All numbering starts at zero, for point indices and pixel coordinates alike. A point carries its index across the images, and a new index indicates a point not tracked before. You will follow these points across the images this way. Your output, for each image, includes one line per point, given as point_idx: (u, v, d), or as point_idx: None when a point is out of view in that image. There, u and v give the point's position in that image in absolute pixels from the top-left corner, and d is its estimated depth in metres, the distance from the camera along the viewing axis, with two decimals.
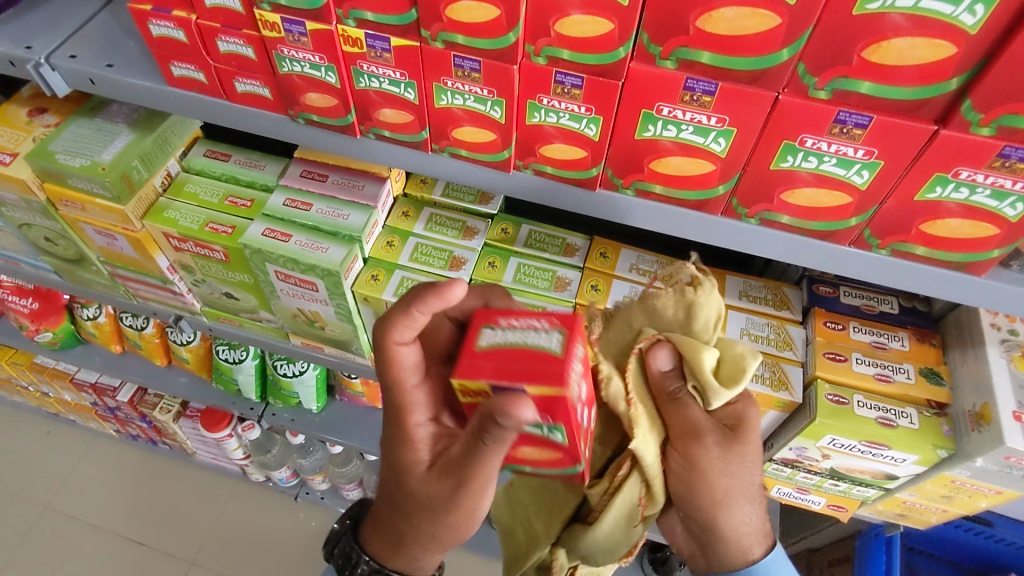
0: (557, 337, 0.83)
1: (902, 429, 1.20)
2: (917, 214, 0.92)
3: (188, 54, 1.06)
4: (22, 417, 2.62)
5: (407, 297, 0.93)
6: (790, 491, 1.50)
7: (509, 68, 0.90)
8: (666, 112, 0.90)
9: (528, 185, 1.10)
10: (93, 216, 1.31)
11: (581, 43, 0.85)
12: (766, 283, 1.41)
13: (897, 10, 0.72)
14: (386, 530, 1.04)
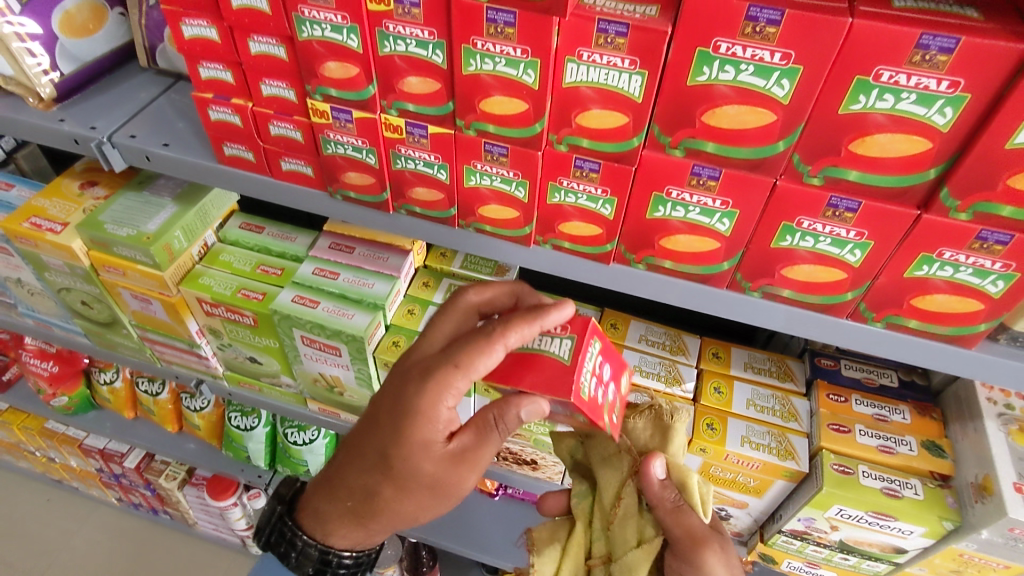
0: (568, 344, 0.75)
1: (906, 501, 0.93)
2: (902, 289, 0.75)
3: (240, 136, 0.91)
4: (21, 484, 2.41)
5: (506, 322, 0.74)
6: (801, 566, 1.15)
7: (440, 135, 0.79)
8: (566, 183, 0.78)
9: (483, 246, 0.91)
10: (134, 281, 1.17)
11: (509, 119, 0.74)
12: (768, 353, 1.14)
13: (877, 111, 0.62)
14: (340, 498, 0.89)
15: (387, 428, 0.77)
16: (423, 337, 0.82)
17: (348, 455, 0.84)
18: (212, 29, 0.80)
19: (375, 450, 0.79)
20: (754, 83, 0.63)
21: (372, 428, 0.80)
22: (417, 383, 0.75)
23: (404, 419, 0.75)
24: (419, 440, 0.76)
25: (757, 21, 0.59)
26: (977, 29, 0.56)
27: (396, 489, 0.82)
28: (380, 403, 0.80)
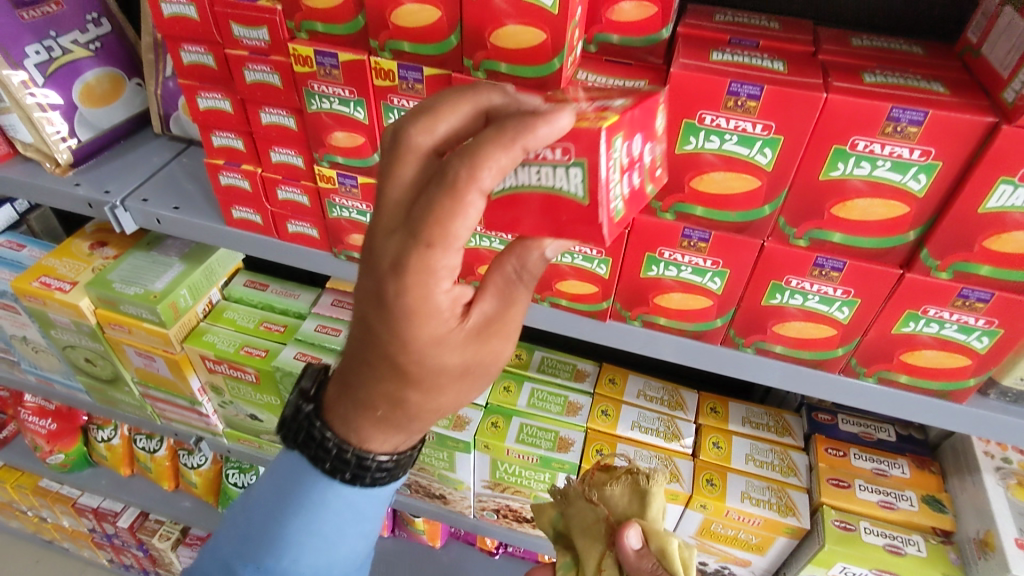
0: (579, 172, 0.52)
1: (910, 560, 0.92)
2: (891, 345, 0.76)
3: (248, 199, 0.95)
4: (10, 545, 2.35)
5: (472, 156, 0.42)
6: None
7: None
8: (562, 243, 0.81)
9: None
10: (138, 339, 1.19)
11: None
12: (766, 407, 1.15)
13: (855, 178, 0.65)
14: (369, 407, 0.56)
15: (387, 332, 0.49)
16: (376, 210, 0.48)
17: (351, 372, 0.55)
18: (226, 101, 0.84)
19: (380, 362, 0.52)
20: (738, 151, 0.67)
21: (363, 335, 0.52)
22: (388, 273, 0.46)
23: (398, 323, 0.48)
24: (430, 338, 0.50)
25: (738, 95, 0.63)
26: (943, 102, 0.60)
27: (428, 391, 0.53)
28: (365, 298, 0.50)
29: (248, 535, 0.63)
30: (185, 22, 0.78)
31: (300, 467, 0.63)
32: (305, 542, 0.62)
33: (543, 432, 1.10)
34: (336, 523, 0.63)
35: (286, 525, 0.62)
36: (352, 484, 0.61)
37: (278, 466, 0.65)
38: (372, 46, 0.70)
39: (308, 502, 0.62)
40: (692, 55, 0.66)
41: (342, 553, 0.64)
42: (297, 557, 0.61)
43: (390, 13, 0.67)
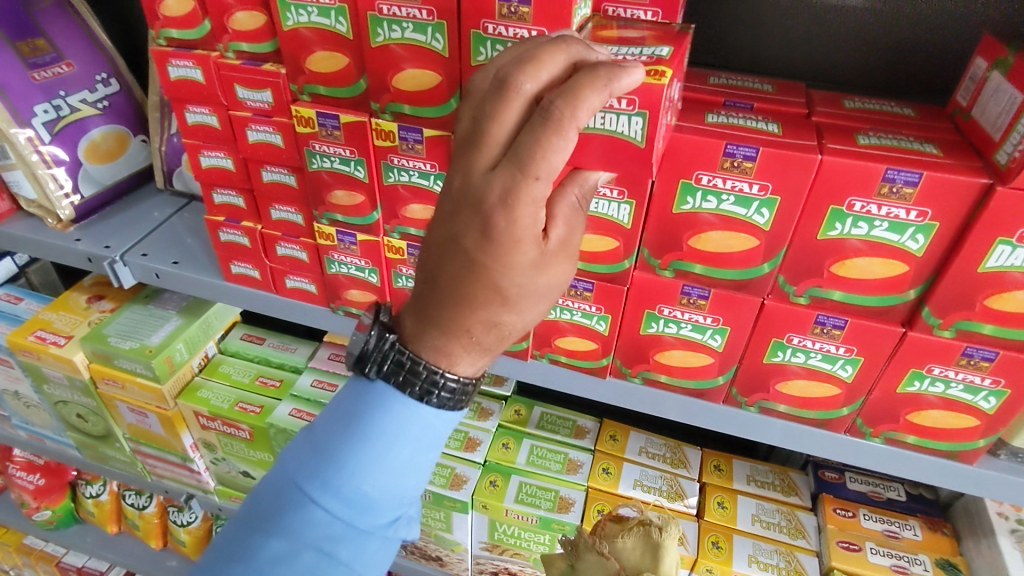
0: (638, 122, 0.56)
1: None
2: (897, 404, 0.75)
3: (248, 254, 0.95)
4: None
5: (574, 98, 0.42)
6: None
7: None
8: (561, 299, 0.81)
9: None
10: (132, 394, 1.17)
11: None
12: (770, 465, 1.12)
13: (853, 237, 0.65)
14: (460, 335, 0.52)
15: (488, 262, 0.46)
16: (472, 146, 0.45)
17: (433, 303, 0.51)
18: (229, 159, 0.85)
19: (475, 291, 0.48)
20: (736, 211, 0.67)
21: (455, 267, 0.48)
22: (492, 205, 0.44)
23: (501, 253, 0.46)
24: (528, 264, 0.47)
25: (734, 156, 0.63)
26: (938, 164, 0.60)
27: (521, 312, 0.51)
28: (462, 230, 0.46)
29: (309, 457, 0.57)
30: (191, 84, 0.79)
31: (374, 391, 0.57)
32: (373, 459, 0.56)
33: (543, 492, 1.07)
34: (407, 442, 0.57)
35: (356, 443, 0.56)
36: (428, 404, 0.56)
37: (345, 395, 0.59)
38: (373, 108, 0.71)
39: (381, 422, 0.57)
40: (688, 117, 0.67)
41: (405, 481, 0.58)
42: (363, 477, 0.56)
43: (390, 78, 0.68)
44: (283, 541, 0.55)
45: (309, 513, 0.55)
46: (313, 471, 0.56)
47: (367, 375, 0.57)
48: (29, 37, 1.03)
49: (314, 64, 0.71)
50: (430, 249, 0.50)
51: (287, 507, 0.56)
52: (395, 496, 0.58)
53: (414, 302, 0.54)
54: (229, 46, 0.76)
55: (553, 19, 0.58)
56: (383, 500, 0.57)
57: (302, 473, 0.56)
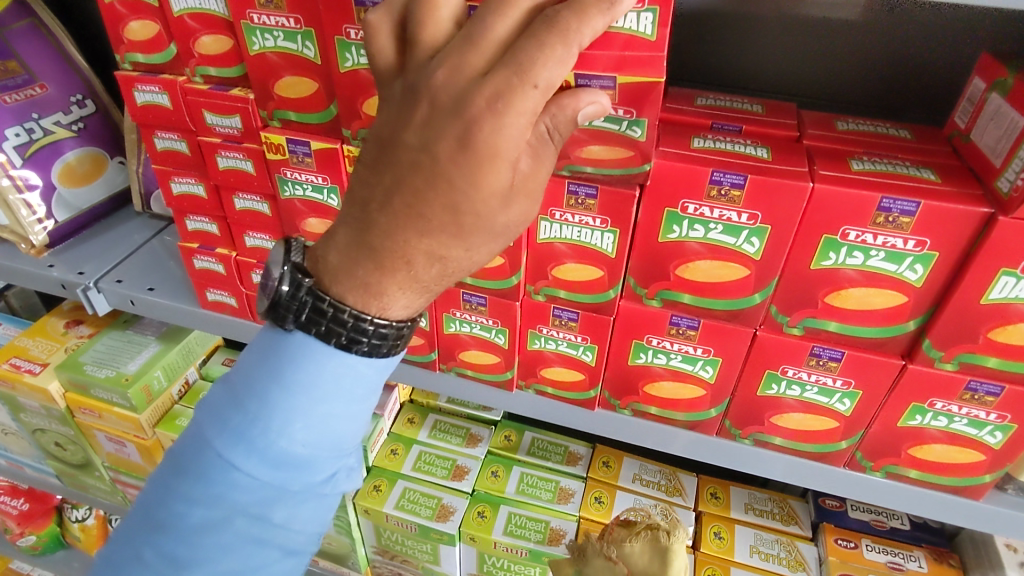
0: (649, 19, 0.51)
1: None
2: (898, 438, 0.72)
3: (223, 282, 0.91)
4: None
5: (582, 12, 0.41)
6: None
7: None
8: (545, 329, 0.78)
9: (463, 391, 0.89)
10: (109, 424, 1.14)
11: (487, 270, 0.74)
12: (769, 492, 1.08)
13: (848, 267, 0.62)
14: (402, 264, 0.45)
15: (455, 174, 0.41)
16: (466, 43, 0.42)
17: (378, 222, 0.44)
18: (199, 186, 0.82)
19: (431, 211, 0.43)
20: (724, 240, 0.63)
21: (417, 169, 0.42)
22: (477, 111, 0.40)
23: (473, 166, 0.41)
24: (496, 189, 0.42)
25: (721, 184, 0.60)
26: (935, 191, 0.57)
27: (470, 246, 0.45)
28: (437, 135, 0.41)
29: (226, 414, 0.52)
30: (158, 110, 0.76)
31: (293, 340, 0.51)
32: (298, 415, 0.51)
33: (533, 523, 1.04)
34: (336, 394, 0.52)
35: (276, 399, 0.51)
36: (351, 351, 0.51)
37: (263, 343, 0.53)
38: (344, 135, 0.68)
39: (304, 375, 0.51)
40: (672, 142, 0.64)
41: (337, 434, 0.53)
42: (289, 436, 0.51)
43: (361, 104, 0.65)
44: (204, 508, 0.50)
45: (233, 477, 0.50)
46: (231, 430, 0.51)
47: (284, 327, 0.51)
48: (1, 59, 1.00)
49: (282, 89, 0.68)
50: (381, 159, 0.44)
51: (208, 469, 0.51)
52: (330, 450, 0.53)
53: (347, 225, 0.46)
54: (196, 71, 0.73)
55: None
56: (314, 456, 0.52)
57: (219, 434, 0.51)
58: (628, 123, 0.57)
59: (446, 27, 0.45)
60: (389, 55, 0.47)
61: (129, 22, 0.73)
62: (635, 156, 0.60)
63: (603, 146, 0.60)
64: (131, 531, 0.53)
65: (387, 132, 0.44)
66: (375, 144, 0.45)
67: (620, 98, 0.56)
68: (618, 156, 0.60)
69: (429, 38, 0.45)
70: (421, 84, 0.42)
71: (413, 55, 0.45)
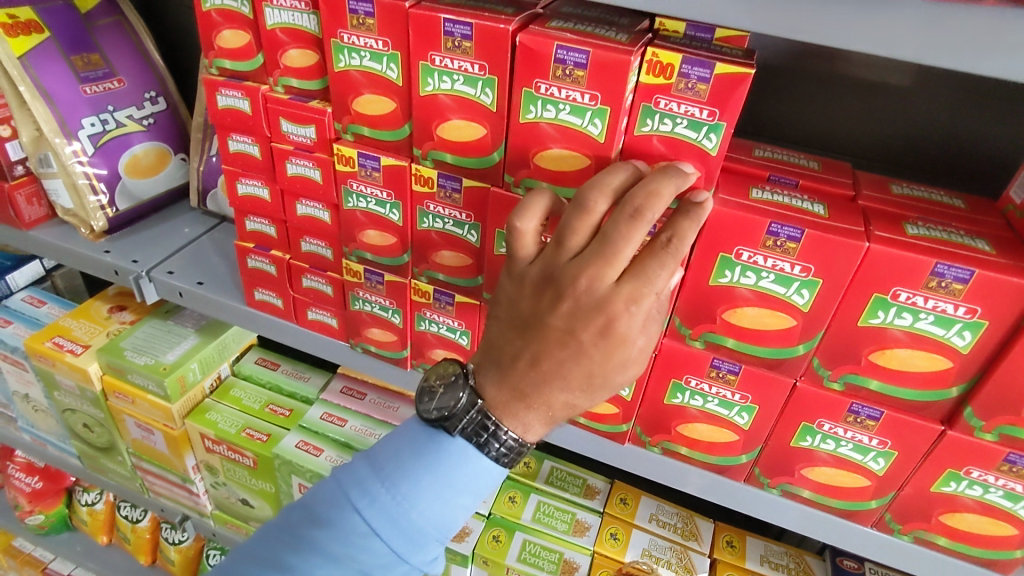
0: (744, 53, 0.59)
1: None
2: (929, 503, 0.72)
3: (273, 283, 0.94)
4: None
5: (683, 231, 0.53)
6: None
7: (475, 307, 0.80)
8: None
9: None
10: (140, 410, 1.17)
11: None
12: (786, 546, 1.07)
13: (896, 328, 0.63)
14: (543, 407, 0.57)
15: (595, 353, 0.53)
16: (603, 259, 0.52)
17: (528, 376, 0.56)
18: (265, 189, 0.85)
19: (572, 375, 0.54)
20: (775, 289, 0.65)
21: (564, 345, 0.53)
22: (617, 311, 0.52)
23: (610, 348, 0.53)
24: (621, 361, 0.54)
25: (777, 235, 0.62)
26: (987, 261, 0.59)
27: (594, 396, 0.56)
28: (581, 325, 0.53)
29: (372, 486, 0.61)
30: (237, 113, 0.80)
31: (439, 439, 0.62)
32: (431, 496, 0.61)
33: (547, 553, 1.04)
34: (463, 487, 0.62)
35: (420, 479, 0.61)
36: (487, 454, 0.61)
37: (411, 429, 0.64)
38: (415, 154, 0.72)
39: (443, 463, 0.62)
40: (732, 190, 0.66)
41: (453, 520, 0.63)
42: (418, 512, 0.61)
43: (435, 126, 0.68)
44: (332, 564, 0.60)
45: (367, 541, 0.61)
46: (372, 496, 0.61)
47: (448, 431, 0.61)
48: (85, 53, 1.06)
49: (360, 105, 0.72)
50: (532, 332, 0.55)
51: (343, 528, 0.61)
52: (443, 531, 0.63)
53: (501, 369, 0.57)
54: (279, 81, 0.77)
55: (605, 82, 0.59)
56: (432, 537, 0.62)
57: (360, 497, 0.61)
58: (707, 129, 0.59)
59: (584, 227, 0.54)
60: (531, 252, 0.58)
61: (222, 30, 0.77)
62: (704, 174, 0.61)
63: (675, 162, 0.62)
64: (260, 563, 0.62)
65: (539, 313, 0.55)
66: (527, 316, 0.56)
67: (706, 98, 0.58)
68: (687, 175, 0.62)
69: (573, 243, 0.54)
70: (567, 288, 0.53)
71: (556, 255, 0.55)
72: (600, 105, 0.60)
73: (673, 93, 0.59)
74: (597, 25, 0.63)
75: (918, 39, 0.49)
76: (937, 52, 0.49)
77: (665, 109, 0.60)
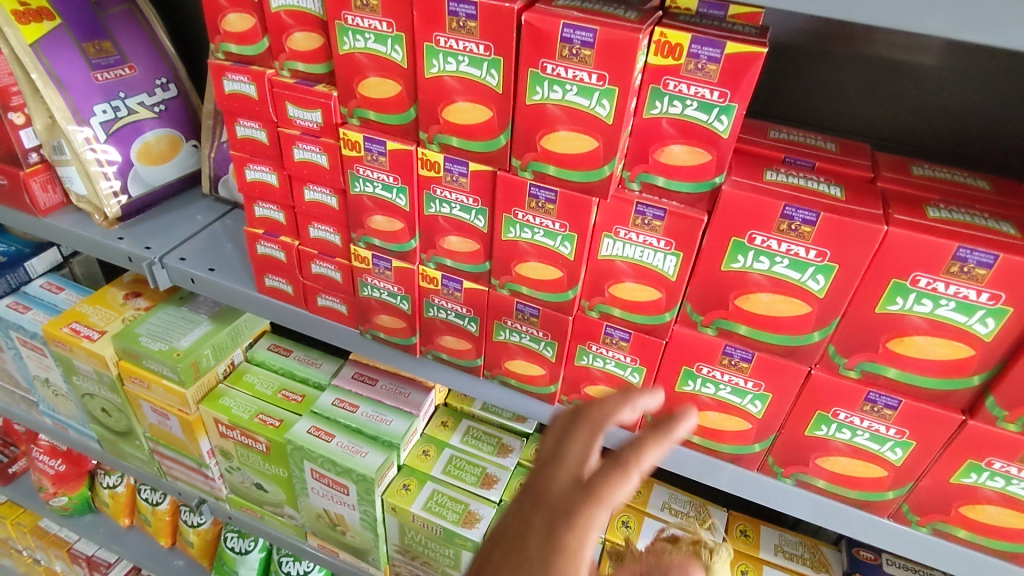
0: (758, 31, 0.57)
1: None
2: (949, 495, 0.70)
3: (283, 269, 0.94)
4: None
5: (639, 444, 0.48)
6: None
7: (483, 292, 0.79)
8: (594, 347, 0.77)
9: (502, 399, 0.89)
10: (156, 395, 1.18)
11: (540, 285, 0.74)
12: (801, 536, 1.06)
13: (915, 314, 0.61)
14: None
15: (558, 534, 0.45)
16: (554, 463, 0.49)
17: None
18: (273, 174, 0.85)
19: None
20: (789, 275, 0.63)
21: (521, 543, 0.46)
22: (574, 498, 0.46)
23: (568, 535, 0.45)
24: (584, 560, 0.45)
25: (792, 219, 0.60)
26: (1014, 245, 0.56)
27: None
28: (538, 514, 0.47)
29: None
30: (243, 98, 0.80)
31: None
32: None
33: None
34: None
35: None
36: None
37: None
38: (421, 138, 0.71)
39: None
40: (745, 173, 0.64)
41: None
42: None
43: (440, 109, 0.67)
44: None
45: None
46: None
47: None
48: (97, 40, 1.06)
49: (366, 89, 0.71)
50: (496, 539, 0.49)
51: None
52: None
53: None
54: (285, 65, 0.76)
55: (614, 62, 0.57)
56: None
57: None
58: (718, 110, 0.58)
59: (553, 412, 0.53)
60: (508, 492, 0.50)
61: (228, 14, 0.77)
62: (714, 159, 0.60)
63: (685, 146, 0.61)
64: None
65: (500, 527, 0.49)
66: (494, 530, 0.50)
67: (717, 79, 0.56)
68: (696, 161, 0.61)
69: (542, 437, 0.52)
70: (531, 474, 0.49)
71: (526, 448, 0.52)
72: (607, 85, 0.58)
73: (682, 74, 0.57)
74: (606, 2, 0.61)
75: (945, 12, 0.46)
76: (965, 25, 0.47)
77: (674, 91, 0.58)
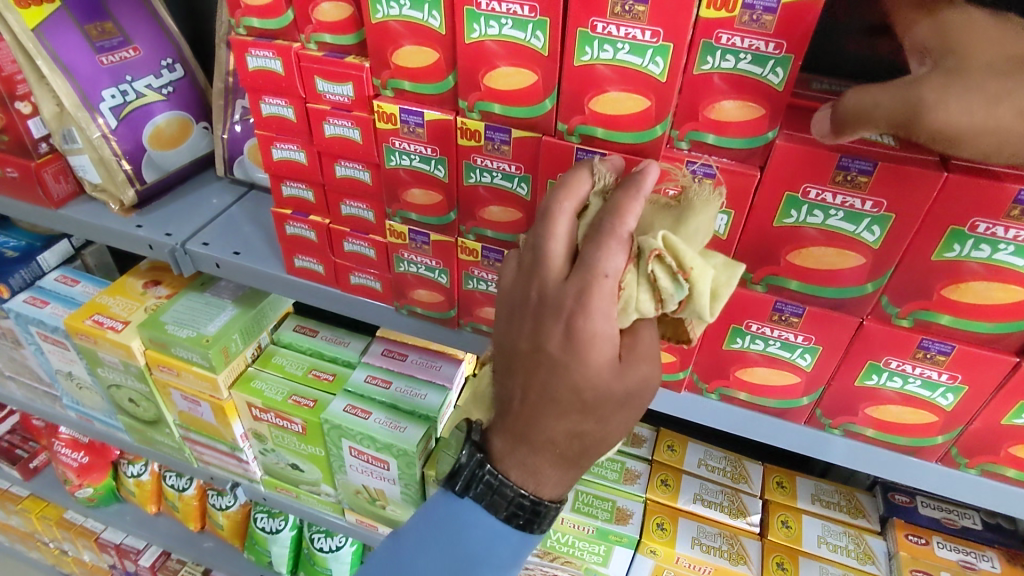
0: None
1: None
2: (999, 436, 0.71)
3: (314, 249, 0.93)
4: (18, 568, 2.22)
5: (619, 208, 0.52)
6: None
7: None
8: None
9: None
10: (185, 382, 1.17)
11: None
12: (836, 484, 1.08)
13: (972, 260, 0.61)
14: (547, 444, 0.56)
15: (569, 363, 0.52)
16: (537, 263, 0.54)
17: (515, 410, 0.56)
18: (301, 152, 0.83)
19: (552, 391, 0.53)
20: (843, 227, 0.63)
21: (537, 364, 0.54)
22: (571, 308, 0.51)
23: (578, 357, 0.51)
24: (596, 377, 0.52)
25: (848, 170, 0.59)
26: None
27: (602, 420, 0.54)
28: (545, 337, 0.52)
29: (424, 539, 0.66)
30: (268, 75, 0.77)
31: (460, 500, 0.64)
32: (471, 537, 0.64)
33: (600, 501, 1.04)
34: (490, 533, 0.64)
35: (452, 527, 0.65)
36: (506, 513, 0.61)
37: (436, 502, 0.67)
38: (460, 107, 0.69)
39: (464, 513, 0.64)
40: (796, 126, 0.63)
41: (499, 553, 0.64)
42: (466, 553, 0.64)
43: (481, 75, 0.65)
44: None
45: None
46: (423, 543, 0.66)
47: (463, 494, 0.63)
48: (99, 20, 1.03)
49: (400, 58, 0.69)
50: (514, 367, 0.56)
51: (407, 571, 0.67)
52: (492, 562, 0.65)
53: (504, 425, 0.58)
54: (312, 38, 0.74)
55: (667, 16, 0.56)
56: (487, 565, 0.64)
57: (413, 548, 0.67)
58: (773, 63, 0.56)
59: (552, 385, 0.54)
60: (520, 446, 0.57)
61: None
62: (768, 112, 0.59)
63: (737, 102, 0.59)
64: None
65: (513, 345, 0.56)
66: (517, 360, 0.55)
67: (773, 29, 0.55)
68: (750, 116, 0.60)
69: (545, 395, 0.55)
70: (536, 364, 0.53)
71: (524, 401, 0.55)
72: (661, 42, 0.57)
73: (735, 27, 0.56)
74: None
75: None
76: None
77: (727, 45, 0.57)
